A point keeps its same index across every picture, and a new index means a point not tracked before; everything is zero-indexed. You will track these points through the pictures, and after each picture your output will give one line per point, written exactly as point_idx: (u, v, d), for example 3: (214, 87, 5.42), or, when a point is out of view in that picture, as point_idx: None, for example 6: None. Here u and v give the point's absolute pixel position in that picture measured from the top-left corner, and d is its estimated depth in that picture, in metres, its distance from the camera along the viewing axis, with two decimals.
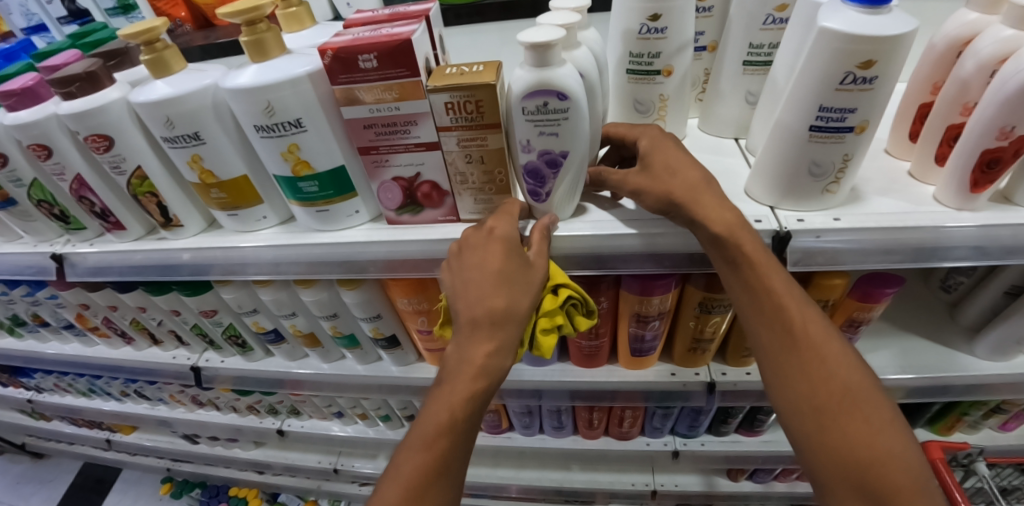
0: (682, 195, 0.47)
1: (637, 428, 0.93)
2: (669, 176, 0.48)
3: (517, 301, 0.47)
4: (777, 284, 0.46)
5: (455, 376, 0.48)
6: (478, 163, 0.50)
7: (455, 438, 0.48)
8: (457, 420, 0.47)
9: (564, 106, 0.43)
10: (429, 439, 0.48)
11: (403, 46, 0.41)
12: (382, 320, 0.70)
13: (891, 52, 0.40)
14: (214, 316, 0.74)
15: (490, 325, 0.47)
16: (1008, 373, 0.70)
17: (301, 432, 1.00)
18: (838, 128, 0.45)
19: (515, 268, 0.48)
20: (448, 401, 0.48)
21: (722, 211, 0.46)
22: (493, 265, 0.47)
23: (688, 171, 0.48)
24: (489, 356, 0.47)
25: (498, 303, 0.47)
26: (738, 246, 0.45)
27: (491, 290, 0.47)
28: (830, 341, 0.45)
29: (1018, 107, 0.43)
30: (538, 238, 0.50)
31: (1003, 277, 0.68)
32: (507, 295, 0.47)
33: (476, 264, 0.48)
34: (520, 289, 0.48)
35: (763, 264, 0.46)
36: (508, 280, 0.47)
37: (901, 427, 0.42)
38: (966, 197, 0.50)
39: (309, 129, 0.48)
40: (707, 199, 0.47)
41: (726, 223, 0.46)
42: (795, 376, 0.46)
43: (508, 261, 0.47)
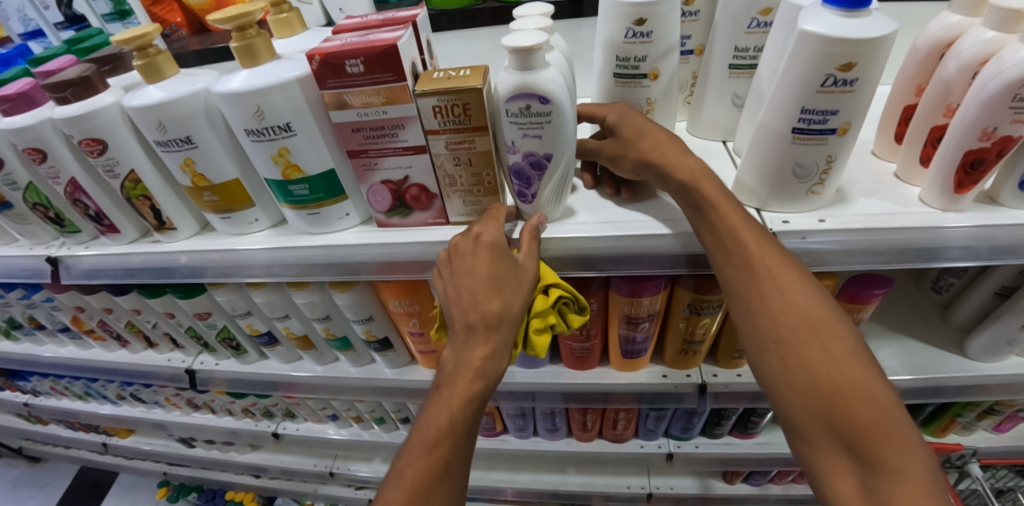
0: (650, 154, 0.51)
1: (631, 430, 0.92)
2: (638, 140, 0.53)
3: (510, 303, 0.48)
4: (736, 220, 0.47)
5: (454, 379, 0.49)
6: (466, 166, 0.50)
7: (456, 441, 0.48)
8: (456, 422, 0.48)
9: (546, 109, 0.44)
10: (430, 443, 0.48)
11: (390, 51, 0.42)
12: (374, 322, 0.70)
13: (871, 55, 0.40)
14: (208, 319, 0.74)
15: (484, 324, 0.47)
16: (1001, 373, 0.70)
17: (296, 435, 1.00)
18: (821, 130, 0.45)
19: (504, 271, 0.48)
20: (447, 403, 0.48)
21: (685, 159, 0.51)
22: (481, 270, 0.47)
23: (652, 133, 0.52)
24: (485, 359, 0.48)
25: (492, 307, 0.47)
26: (700, 192, 0.48)
27: (482, 294, 0.47)
28: (792, 274, 0.45)
29: (1000, 107, 0.44)
30: (527, 240, 0.50)
31: (995, 277, 0.68)
32: (499, 300, 0.47)
33: (466, 267, 0.48)
34: (511, 292, 0.48)
35: (723, 203, 0.47)
36: (498, 286, 0.47)
37: (865, 354, 0.42)
38: (951, 197, 0.51)
39: (298, 132, 0.48)
40: (671, 151, 0.51)
41: (689, 169, 0.50)
42: (757, 312, 0.46)
43: (496, 264, 0.48)
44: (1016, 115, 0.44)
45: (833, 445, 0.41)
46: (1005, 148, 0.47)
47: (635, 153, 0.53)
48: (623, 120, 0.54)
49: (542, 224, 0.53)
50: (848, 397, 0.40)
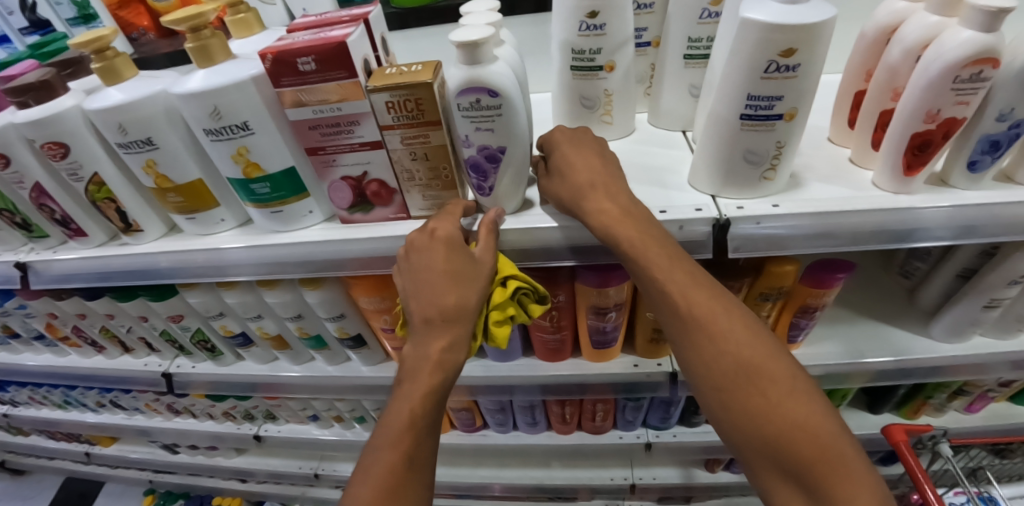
0: (568, 198, 0.50)
1: (610, 421, 0.92)
2: (562, 174, 0.52)
3: (468, 297, 0.49)
4: (662, 267, 0.46)
5: (415, 373, 0.49)
6: (422, 160, 0.50)
7: (419, 435, 0.48)
8: (418, 416, 0.48)
9: (496, 102, 0.45)
10: (393, 438, 0.48)
11: (339, 48, 0.43)
12: (347, 320, 0.69)
13: (809, 41, 0.42)
14: (182, 321, 0.73)
15: (440, 317, 0.48)
16: (964, 353, 0.72)
17: (279, 437, 0.98)
18: (768, 116, 0.46)
19: (461, 265, 0.48)
20: (409, 398, 0.49)
21: (600, 206, 0.48)
22: (438, 265, 0.48)
23: (580, 172, 0.50)
24: (444, 351, 0.49)
25: (450, 300, 0.48)
26: (621, 242, 0.47)
27: (440, 289, 0.48)
28: (722, 319, 0.45)
29: (943, 89, 0.46)
30: (486, 233, 0.51)
31: (958, 259, 0.69)
32: (456, 293, 0.48)
33: (423, 264, 0.48)
34: (468, 285, 0.49)
35: (646, 250, 0.46)
36: (455, 279, 0.48)
37: (803, 385, 0.41)
38: (902, 180, 0.52)
39: (256, 131, 0.50)
40: (591, 198, 0.49)
41: (604, 220, 0.48)
42: (695, 358, 0.45)
43: (451, 259, 0.48)
44: (958, 97, 0.46)
45: (789, 486, 0.40)
46: (950, 130, 0.49)
47: (554, 195, 0.52)
48: (562, 148, 0.54)
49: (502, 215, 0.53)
50: (792, 439, 0.39)
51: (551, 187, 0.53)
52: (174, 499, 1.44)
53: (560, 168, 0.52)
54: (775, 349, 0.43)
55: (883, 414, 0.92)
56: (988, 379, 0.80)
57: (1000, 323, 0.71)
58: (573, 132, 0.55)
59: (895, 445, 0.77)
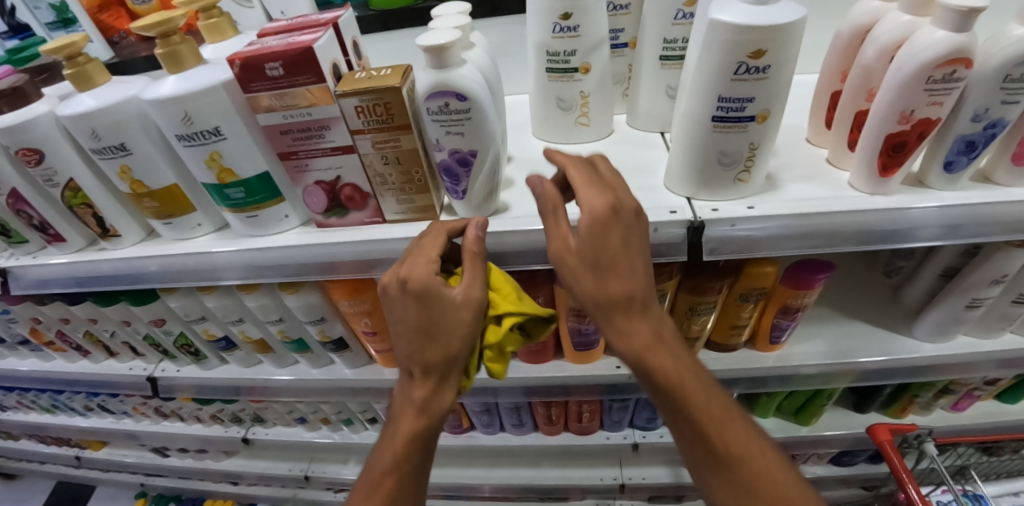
0: (594, 300, 0.44)
1: (596, 422, 0.92)
2: (594, 270, 0.43)
3: (452, 348, 0.48)
4: (668, 364, 0.46)
5: (401, 417, 0.53)
6: (394, 164, 0.50)
7: (402, 477, 0.53)
8: (400, 459, 0.52)
9: (465, 106, 0.44)
10: (378, 480, 0.53)
11: (307, 53, 0.43)
12: (328, 323, 0.69)
13: (778, 42, 0.41)
14: (164, 325, 0.73)
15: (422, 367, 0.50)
16: (947, 353, 0.72)
17: (266, 440, 0.98)
18: (739, 118, 0.46)
19: (438, 317, 0.47)
20: (394, 441, 0.53)
21: (625, 310, 0.44)
22: (414, 322, 0.47)
23: (609, 272, 0.43)
24: (428, 396, 0.51)
25: (430, 354, 0.49)
26: (634, 343, 0.45)
27: (420, 343, 0.48)
28: (715, 407, 0.47)
29: (916, 90, 0.45)
30: (470, 267, 0.47)
31: (940, 259, 0.69)
32: (437, 346, 0.48)
33: (403, 312, 0.48)
34: (449, 338, 0.48)
35: (655, 349, 0.45)
36: (434, 332, 0.48)
37: (780, 461, 0.47)
38: (878, 181, 0.52)
39: (228, 136, 0.49)
40: (618, 301, 0.44)
41: (623, 323, 0.45)
42: (692, 443, 0.48)
43: (427, 310, 0.47)
44: (932, 97, 0.46)
45: None
46: (925, 131, 0.48)
47: (567, 280, 0.45)
48: (590, 226, 0.42)
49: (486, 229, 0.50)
50: None
51: (564, 269, 0.45)
52: (165, 502, 1.44)
53: (588, 262, 0.43)
54: (752, 432, 0.48)
55: (869, 413, 0.92)
56: (973, 378, 0.80)
57: (984, 322, 0.71)
58: (602, 196, 0.43)
59: (879, 444, 0.78)
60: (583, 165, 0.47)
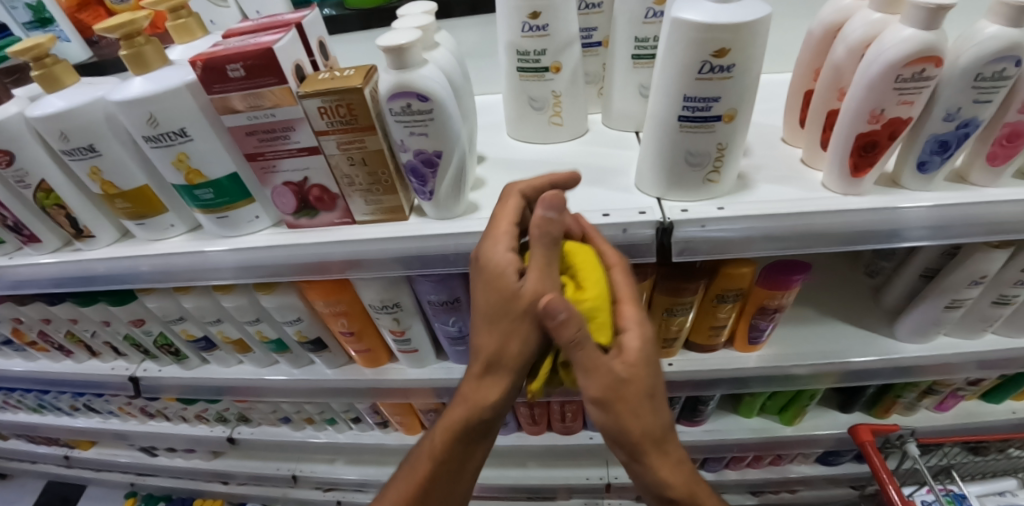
0: (628, 405, 0.45)
1: (579, 421, 0.92)
2: (628, 385, 0.45)
3: (508, 341, 0.48)
4: (666, 445, 0.49)
5: (455, 413, 0.56)
6: (360, 165, 0.50)
7: (440, 465, 0.60)
8: (442, 449, 0.59)
9: (427, 107, 0.44)
10: (419, 466, 0.61)
11: (267, 54, 0.43)
12: (305, 323, 0.69)
13: (741, 41, 0.41)
14: (144, 326, 0.73)
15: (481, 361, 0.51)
16: (928, 353, 0.72)
17: (251, 439, 0.98)
18: (706, 117, 0.45)
19: (500, 305, 0.46)
20: (442, 432, 0.58)
21: (648, 410, 0.46)
22: (483, 306, 0.48)
23: (645, 384, 0.46)
24: (480, 389, 0.53)
25: (492, 341, 0.49)
26: (643, 430, 0.46)
27: (485, 328, 0.49)
28: (698, 491, 0.52)
29: (886, 89, 0.45)
30: (540, 265, 0.45)
31: (920, 259, 0.69)
32: (499, 335, 0.48)
33: (478, 299, 0.48)
34: (507, 327, 0.47)
35: (660, 436, 0.48)
36: (498, 320, 0.47)
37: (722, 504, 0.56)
38: (850, 182, 0.51)
39: (195, 137, 0.49)
40: (646, 401, 0.46)
41: (645, 421, 0.46)
42: (668, 505, 0.52)
43: (494, 305, 0.46)
44: (902, 97, 0.45)
45: None
46: (896, 130, 0.48)
47: (613, 408, 0.45)
48: (637, 363, 0.46)
49: (560, 207, 0.44)
50: None
51: (612, 402, 0.45)
52: (156, 501, 1.45)
53: (638, 402, 0.45)
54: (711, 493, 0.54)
55: (854, 413, 0.92)
56: (957, 378, 0.79)
57: (965, 322, 0.71)
58: (642, 327, 0.47)
59: (860, 445, 0.78)
60: (625, 272, 0.48)
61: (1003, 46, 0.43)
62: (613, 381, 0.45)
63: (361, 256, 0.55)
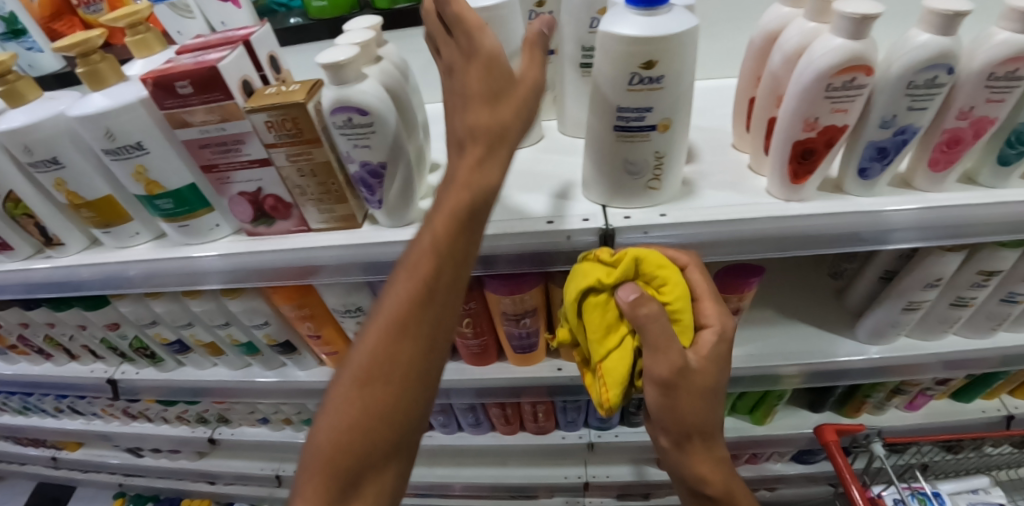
0: (689, 397, 0.47)
1: (552, 422, 0.93)
2: (693, 378, 0.46)
3: (507, 124, 0.40)
4: (712, 438, 0.51)
5: (376, 341, 0.41)
6: (310, 176, 0.51)
7: (364, 434, 0.40)
8: (366, 403, 0.40)
9: (368, 121, 0.46)
10: (331, 447, 0.40)
11: (212, 71, 0.44)
12: (272, 327, 0.71)
13: (667, 53, 0.42)
14: (119, 329, 0.75)
15: (475, 156, 0.39)
16: (888, 354, 0.72)
17: (231, 440, 1.01)
18: (640, 127, 0.46)
19: (496, 84, 0.39)
20: (359, 377, 0.41)
21: (706, 402, 0.48)
22: (475, 88, 0.39)
23: (710, 380, 0.47)
24: (438, 256, 0.40)
25: (485, 129, 0.39)
26: (697, 422, 0.48)
27: (480, 110, 0.39)
28: (734, 491, 0.53)
29: (818, 97, 0.45)
30: (526, 49, 0.42)
31: (879, 261, 0.70)
32: (492, 114, 0.39)
33: (461, 97, 0.40)
34: (508, 110, 0.40)
35: (711, 429, 0.49)
36: (494, 98, 0.39)
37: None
38: (791, 188, 0.52)
39: (151, 150, 0.51)
40: (705, 395, 0.47)
41: (702, 411, 0.48)
42: (702, 498, 0.54)
43: (493, 81, 0.39)
44: (834, 105, 0.46)
45: None
46: (832, 138, 0.49)
47: (676, 395, 0.46)
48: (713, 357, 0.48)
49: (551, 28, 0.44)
50: None
51: (676, 390, 0.46)
52: (144, 501, 1.49)
53: (701, 393, 0.47)
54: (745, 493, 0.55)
55: (824, 412, 0.93)
56: (922, 378, 0.80)
57: (924, 323, 0.72)
58: (724, 323, 0.49)
59: (825, 445, 0.79)
60: (702, 273, 0.50)
61: (931, 55, 0.43)
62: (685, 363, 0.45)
63: (317, 262, 0.56)
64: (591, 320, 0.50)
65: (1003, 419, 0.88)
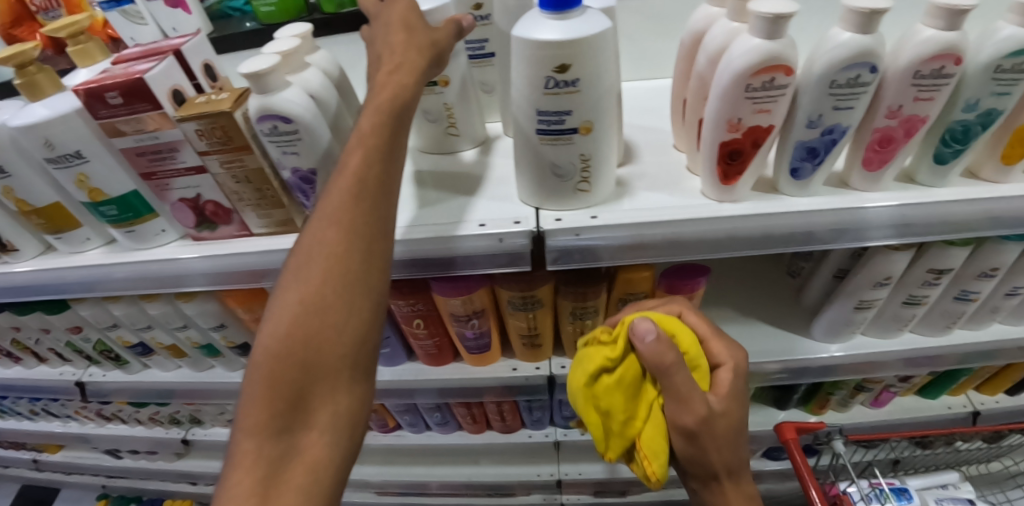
0: (716, 439, 0.52)
1: (518, 420, 0.94)
2: (718, 422, 0.52)
3: (420, 42, 0.47)
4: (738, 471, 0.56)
5: (308, 260, 0.41)
6: (245, 183, 0.52)
7: (305, 349, 0.40)
8: (302, 318, 0.40)
9: (293, 128, 0.46)
10: (272, 371, 0.39)
11: (140, 82, 0.45)
12: (229, 329, 0.72)
13: (579, 58, 0.42)
14: (82, 333, 0.77)
15: (389, 74, 0.45)
16: (842, 352, 0.72)
17: (204, 440, 1.03)
18: (562, 130, 0.46)
19: (413, 21, 0.48)
20: (291, 299, 0.41)
21: (729, 442, 0.53)
22: (395, 20, 0.48)
23: (730, 421, 0.53)
24: (362, 160, 0.43)
25: (400, 43, 0.46)
26: (722, 460, 0.54)
27: (396, 36, 0.47)
28: None
29: (739, 99, 0.45)
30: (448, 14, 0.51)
31: (833, 259, 0.70)
32: (406, 37, 0.47)
33: (381, 38, 0.48)
34: (422, 35, 0.47)
35: (734, 464, 0.55)
36: (409, 29, 0.47)
37: None
38: (723, 189, 0.52)
39: (91, 159, 0.52)
40: (729, 434, 0.53)
41: (726, 450, 0.53)
42: None
43: (412, 14, 0.48)
44: (756, 105, 0.46)
45: None
46: (758, 138, 0.49)
47: (702, 439, 0.51)
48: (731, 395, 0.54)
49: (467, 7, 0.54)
50: None
51: (703, 434, 0.51)
52: (127, 501, 1.53)
53: (725, 432, 0.53)
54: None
55: (790, 410, 0.93)
56: (883, 376, 0.80)
57: (879, 322, 0.72)
58: (734, 360, 0.55)
59: (785, 443, 0.78)
60: (703, 318, 0.57)
61: (852, 54, 0.43)
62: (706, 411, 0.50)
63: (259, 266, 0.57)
64: (617, 401, 0.54)
65: (969, 415, 0.88)
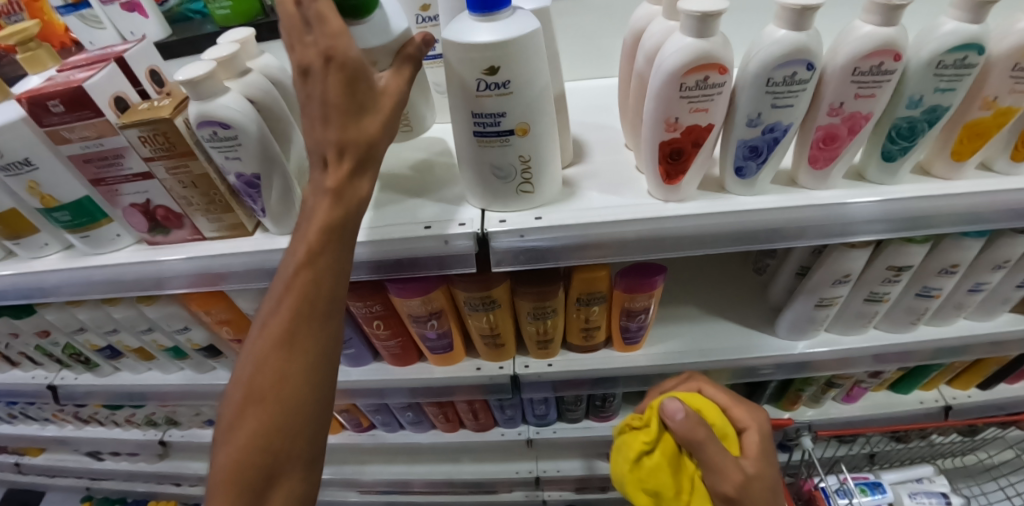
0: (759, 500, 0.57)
1: (490, 419, 0.95)
2: (756, 483, 0.58)
3: (373, 129, 0.41)
4: None
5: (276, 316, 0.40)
6: (192, 188, 0.52)
7: (275, 408, 0.39)
8: (274, 377, 0.39)
9: (232, 134, 0.46)
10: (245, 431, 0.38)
11: (80, 90, 0.46)
12: (194, 331, 0.73)
13: (508, 59, 0.42)
14: (50, 336, 0.77)
15: (347, 170, 0.40)
16: (805, 350, 0.72)
17: (181, 441, 1.04)
18: (498, 132, 0.47)
19: (361, 105, 0.40)
20: (262, 356, 0.40)
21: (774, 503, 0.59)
22: (335, 102, 0.39)
23: (768, 481, 0.59)
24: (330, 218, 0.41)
25: (353, 138, 0.40)
26: None
27: (341, 125, 0.39)
28: None
29: (674, 98, 0.45)
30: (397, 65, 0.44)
31: (795, 256, 0.69)
32: (359, 126, 0.40)
33: (318, 115, 0.39)
34: (371, 120, 0.40)
35: None
36: (358, 112, 0.40)
37: None
38: (668, 189, 0.52)
39: (40, 166, 0.52)
40: (770, 493, 0.59)
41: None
42: None
43: (358, 94, 0.40)
44: (692, 105, 0.45)
45: None
46: (698, 137, 0.48)
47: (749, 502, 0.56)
48: (758, 456, 0.61)
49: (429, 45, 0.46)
50: None
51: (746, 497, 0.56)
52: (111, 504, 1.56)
53: (766, 491, 0.58)
54: None
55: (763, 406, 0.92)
56: (851, 372, 0.79)
57: (842, 319, 0.71)
58: (756, 423, 0.63)
59: None
60: (718, 390, 0.67)
61: (786, 50, 0.42)
62: (743, 477, 0.57)
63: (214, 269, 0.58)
64: (664, 480, 0.60)
65: (941, 409, 0.88)
